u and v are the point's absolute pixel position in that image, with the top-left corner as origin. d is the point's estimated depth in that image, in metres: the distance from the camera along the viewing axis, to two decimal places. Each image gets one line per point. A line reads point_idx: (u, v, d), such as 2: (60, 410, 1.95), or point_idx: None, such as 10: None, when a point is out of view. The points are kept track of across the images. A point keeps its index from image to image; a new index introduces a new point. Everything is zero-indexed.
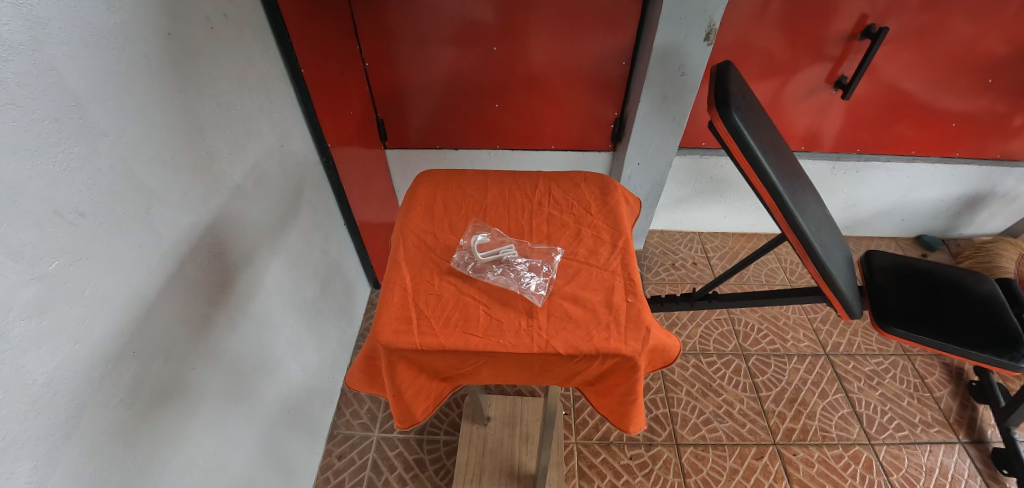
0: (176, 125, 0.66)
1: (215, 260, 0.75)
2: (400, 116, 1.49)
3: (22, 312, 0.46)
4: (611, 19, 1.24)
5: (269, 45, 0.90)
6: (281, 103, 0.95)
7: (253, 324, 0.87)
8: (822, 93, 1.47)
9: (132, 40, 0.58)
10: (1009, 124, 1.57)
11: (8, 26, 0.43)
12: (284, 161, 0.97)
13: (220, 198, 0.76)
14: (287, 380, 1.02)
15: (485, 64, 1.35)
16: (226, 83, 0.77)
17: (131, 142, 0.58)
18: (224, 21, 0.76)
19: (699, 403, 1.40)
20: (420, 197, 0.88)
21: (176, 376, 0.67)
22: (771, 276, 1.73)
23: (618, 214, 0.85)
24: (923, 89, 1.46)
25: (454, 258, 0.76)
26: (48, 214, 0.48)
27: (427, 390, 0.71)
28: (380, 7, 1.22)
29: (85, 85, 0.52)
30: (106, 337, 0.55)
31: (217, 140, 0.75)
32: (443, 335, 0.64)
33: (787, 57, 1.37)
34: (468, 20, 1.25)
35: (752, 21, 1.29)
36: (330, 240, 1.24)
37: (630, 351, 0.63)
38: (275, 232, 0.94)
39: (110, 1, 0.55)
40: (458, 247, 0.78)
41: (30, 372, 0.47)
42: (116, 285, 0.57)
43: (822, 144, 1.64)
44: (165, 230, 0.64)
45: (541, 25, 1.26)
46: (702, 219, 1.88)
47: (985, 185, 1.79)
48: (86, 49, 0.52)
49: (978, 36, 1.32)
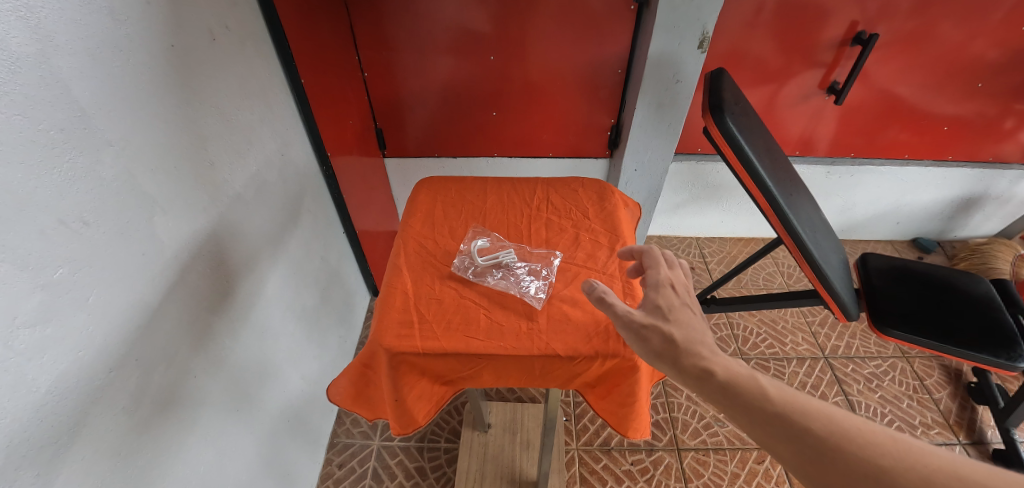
0: (179, 135, 0.67)
1: (216, 268, 0.75)
2: (399, 125, 1.51)
3: (26, 320, 0.47)
4: (607, 28, 1.26)
5: (269, 56, 0.91)
6: (281, 112, 0.96)
7: (253, 331, 0.87)
8: (815, 99, 1.49)
9: (137, 52, 0.59)
10: (1001, 126, 1.59)
11: (15, 37, 0.44)
12: (285, 170, 0.98)
13: (221, 207, 0.77)
14: (288, 388, 1.02)
15: (483, 73, 1.36)
16: (228, 93, 0.78)
17: (135, 152, 0.59)
18: (226, 32, 0.77)
19: (699, 407, 1.40)
20: (420, 204, 0.89)
21: (177, 383, 0.67)
22: (769, 280, 1.74)
23: (616, 218, 0.86)
24: (915, 93, 1.48)
25: (454, 263, 0.76)
26: (53, 223, 0.49)
27: (428, 394, 0.71)
28: (378, 17, 1.24)
29: (89, 96, 0.52)
30: (109, 345, 0.56)
31: (219, 150, 0.76)
32: (445, 339, 0.65)
33: (780, 64, 1.39)
34: (465, 29, 1.26)
35: (745, 29, 1.31)
36: (330, 248, 1.24)
37: (628, 352, 0.64)
38: (275, 241, 0.95)
39: (115, 14, 0.56)
40: (458, 252, 0.79)
41: (35, 380, 0.47)
42: (119, 292, 0.57)
43: (816, 148, 1.66)
44: (167, 238, 0.65)
45: (537, 34, 1.27)
46: (699, 224, 1.89)
47: (979, 187, 1.81)
48: (92, 61, 0.53)
49: (967, 41, 1.34)
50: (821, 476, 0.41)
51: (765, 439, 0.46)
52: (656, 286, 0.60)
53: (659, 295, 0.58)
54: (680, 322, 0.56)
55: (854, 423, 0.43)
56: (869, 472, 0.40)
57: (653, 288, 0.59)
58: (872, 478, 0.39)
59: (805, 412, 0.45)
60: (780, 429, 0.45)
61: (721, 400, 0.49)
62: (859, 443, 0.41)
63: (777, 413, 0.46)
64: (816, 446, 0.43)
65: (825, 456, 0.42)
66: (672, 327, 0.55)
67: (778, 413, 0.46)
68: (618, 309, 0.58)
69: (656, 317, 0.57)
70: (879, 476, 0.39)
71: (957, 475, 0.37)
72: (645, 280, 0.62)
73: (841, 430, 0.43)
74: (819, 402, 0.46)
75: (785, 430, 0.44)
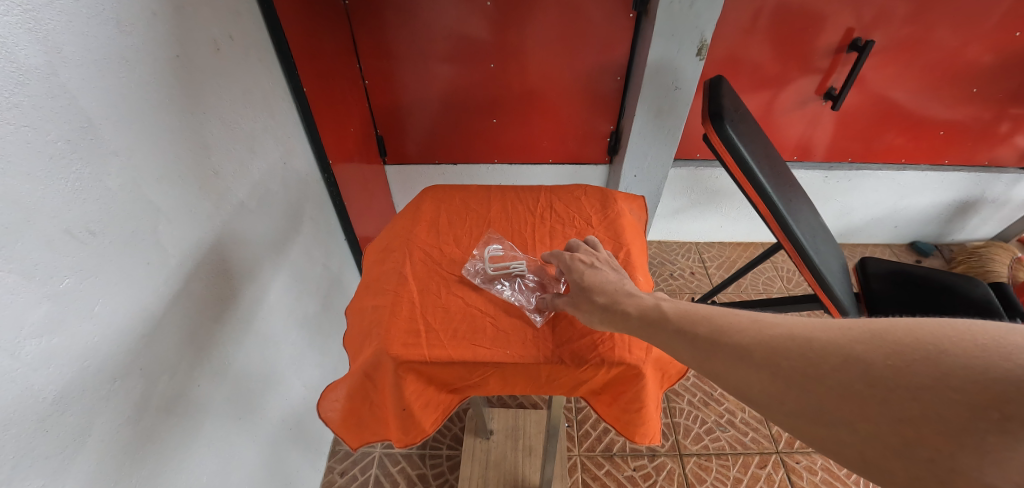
0: (184, 144, 0.67)
1: (219, 276, 0.75)
2: (400, 132, 1.52)
3: (32, 330, 0.47)
4: (606, 36, 1.27)
5: (272, 65, 0.92)
6: (283, 121, 0.96)
7: (256, 339, 0.87)
8: (813, 104, 1.50)
9: (143, 62, 0.60)
10: (996, 130, 1.60)
11: (23, 49, 0.45)
12: (287, 178, 0.99)
13: (225, 215, 0.77)
14: (290, 397, 1.02)
15: (483, 80, 1.37)
16: (231, 102, 0.78)
17: (141, 161, 0.60)
18: (229, 42, 0.78)
19: (701, 412, 1.40)
20: (424, 212, 0.89)
21: (181, 391, 0.67)
22: (768, 284, 1.75)
23: (619, 225, 0.86)
24: (911, 98, 1.50)
25: (466, 267, 0.77)
26: (60, 234, 0.49)
27: (435, 402, 0.71)
28: (379, 26, 1.25)
29: (96, 107, 0.53)
30: (114, 354, 0.56)
31: (223, 159, 0.77)
32: (452, 347, 0.65)
33: (777, 70, 1.41)
34: (465, 37, 1.27)
35: (743, 36, 1.32)
36: (332, 255, 1.25)
37: (634, 359, 0.64)
38: (278, 249, 0.95)
39: (121, 26, 0.56)
40: (470, 258, 0.79)
41: (40, 390, 0.48)
42: (124, 302, 0.57)
43: (814, 153, 1.67)
44: (172, 246, 0.65)
45: (537, 42, 1.29)
46: (699, 229, 1.90)
47: (976, 191, 1.82)
48: (99, 73, 0.53)
49: (962, 47, 1.36)
50: (710, 365, 0.47)
51: (665, 350, 0.53)
52: (566, 260, 0.69)
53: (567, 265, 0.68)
54: (592, 281, 0.64)
55: (729, 318, 0.48)
56: (738, 351, 0.45)
57: (565, 262, 0.69)
58: (740, 356, 0.44)
59: (689, 317, 0.51)
60: (669, 335, 0.52)
61: (631, 331, 0.57)
62: (724, 330, 0.47)
63: (667, 325, 0.53)
64: (697, 342, 0.49)
65: (703, 348, 0.48)
66: (588, 287, 0.63)
67: (666, 325, 0.53)
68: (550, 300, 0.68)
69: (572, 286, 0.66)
70: (741, 351, 0.44)
71: (796, 334, 0.42)
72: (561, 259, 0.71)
73: (716, 324, 0.48)
74: (707, 307, 0.52)
75: (672, 337, 0.51)
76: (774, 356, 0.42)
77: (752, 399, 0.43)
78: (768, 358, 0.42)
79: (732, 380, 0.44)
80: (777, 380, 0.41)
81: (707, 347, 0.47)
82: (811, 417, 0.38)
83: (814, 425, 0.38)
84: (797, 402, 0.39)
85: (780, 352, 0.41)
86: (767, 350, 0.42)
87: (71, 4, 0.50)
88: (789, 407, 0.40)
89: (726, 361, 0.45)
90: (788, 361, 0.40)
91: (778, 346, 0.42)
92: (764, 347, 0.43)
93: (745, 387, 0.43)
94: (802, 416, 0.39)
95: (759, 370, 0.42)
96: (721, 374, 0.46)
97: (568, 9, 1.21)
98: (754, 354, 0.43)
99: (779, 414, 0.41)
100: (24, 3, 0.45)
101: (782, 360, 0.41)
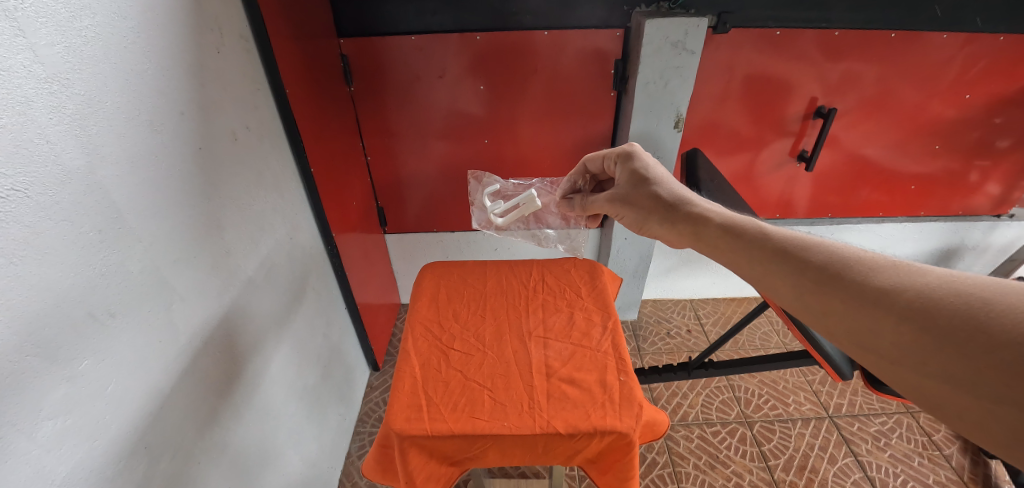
0: (200, 225, 0.72)
1: (225, 351, 0.78)
2: (400, 203, 1.60)
3: (50, 412, 0.49)
4: (590, 112, 1.38)
5: (283, 149, 1.00)
6: (291, 199, 1.03)
7: (257, 413, 0.87)
8: (789, 166, 1.60)
9: (170, 155, 0.66)
10: (966, 179, 1.69)
11: (69, 153, 0.51)
12: (293, 252, 1.04)
13: (233, 292, 0.80)
14: (287, 471, 0.99)
15: (477, 153, 1.47)
16: (245, 185, 0.85)
17: (160, 245, 0.64)
18: (247, 132, 0.86)
19: (708, 476, 1.36)
20: (426, 288, 0.93)
21: (181, 470, 0.67)
22: (765, 340, 1.78)
23: (606, 296, 0.91)
24: (880, 155, 1.60)
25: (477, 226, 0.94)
26: (84, 317, 0.52)
27: (437, 475, 0.70)
28: (382, 107, 1.36)
29: (127, 199, 0.58)
30: (121, 433, 0.57)
31: (234, 239, 0.81)
32: (453, 420, 0.67)
33: (752, 136, 1.52)
34: (461, 113, 1.38)
35: (717, 106, 1.44)
36: (332, 325, 1.27)
37: (625, 427, 0.66)
38: (281, 322, 0.97)
39: (154, 125, 0.63)
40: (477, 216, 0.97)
41: (51, 472, 0.49)
42: (135, 381, 0.59)
43: (795, 210, 1.75)
44: (183, 325, 0.68)
45: (527, 119, 1.39)
46: (692, 287, 1.94)
47: (955, 239, 1.89)
48: (132, 169, 0.59)
49: (919, 109, 1.48)
50: (823, 289, 0.48)
51: (764, 275, 0.55)
52: (633, 165, 0.80)
53: (639, 171, 0.78)
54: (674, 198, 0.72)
55: (858, 253, 0.49)
56: (869, 283, 0.45)
57: (630, 166, 0.80)
58: (875, 295, 0.44)
59: (812, 250, 0.52)
60: (782, 264, 0.53)
61: (730, 259, 0.61)
62: (860, 268, 0.47)
63: (775, 254, 0.55)
64: (815, 274, 0.50)
65: (822, 283, 0.49)
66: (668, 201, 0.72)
67: (778, 256, 0.54)
68: (595, 197, 0.85)
69: (631, 187, 0.78)
70: (878, 296, 0.44)
71: (965, 292, 0.40)
72: (635, 165, 0.80)
73: (843, 261, 0.49)
74: (831, 242, 0.52)
75: (780, 265, 0.53)
76: (926, 311, 0.40)
77: (879, 347, 0.44)
78: (917, 310, 0.41)
79: (857, 323, 0.45)
80: (926, 338, 0.40)
81: (829, 282, 0.48)
82: (957, 384, 0.38)
83: (953, 392, 0.38)
84: (943, 366, 0.39)
85: (936, 309, 0.40)
86: (917, 302, 0.41)
87: (113, 111, 0.56)
88: (934, 370, 0.40)
89: (853, 302, 0.45)
90: (946, 319, 0.39)
91: (935, 298, 0.41)
92: (914, 295, 0.42)
93: (876, 334, 0.43)
94: (943, 381, 0.39)
95: (901, 323, 0.42)
96: (837, 311, 0.47)
97: (555, 89, 1.33)
98: (899, 304, 0.42)
99: (911, 371, 0.41)
100: (75, 114, 0.51)
101: (938, 316, 0.40)
